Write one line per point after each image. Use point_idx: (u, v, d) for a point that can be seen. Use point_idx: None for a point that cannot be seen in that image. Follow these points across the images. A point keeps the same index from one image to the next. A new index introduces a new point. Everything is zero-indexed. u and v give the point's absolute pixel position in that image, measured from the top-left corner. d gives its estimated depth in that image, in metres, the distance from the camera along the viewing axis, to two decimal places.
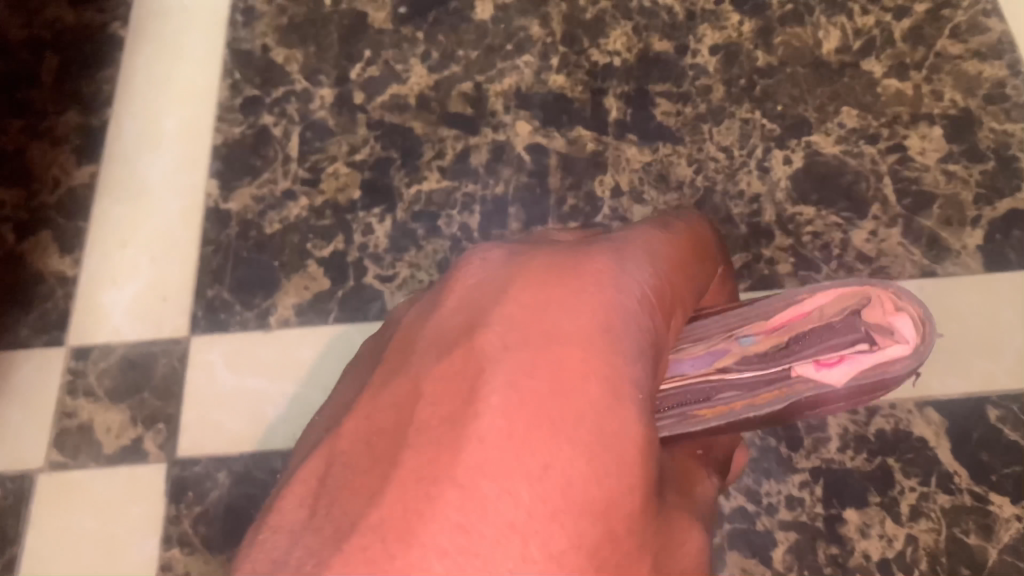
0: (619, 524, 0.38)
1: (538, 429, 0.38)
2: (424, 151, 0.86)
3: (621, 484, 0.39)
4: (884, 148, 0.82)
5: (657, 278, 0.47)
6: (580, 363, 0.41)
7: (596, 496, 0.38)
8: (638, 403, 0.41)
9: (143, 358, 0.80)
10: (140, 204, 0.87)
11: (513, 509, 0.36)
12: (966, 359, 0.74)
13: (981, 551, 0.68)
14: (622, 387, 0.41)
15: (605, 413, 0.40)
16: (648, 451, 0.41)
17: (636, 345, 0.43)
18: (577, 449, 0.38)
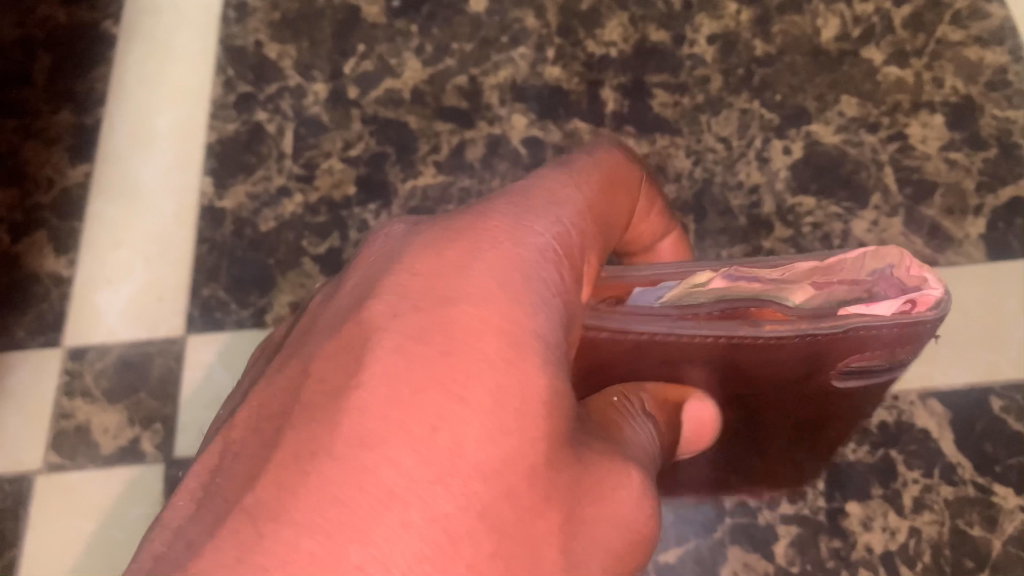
0: (520, 495, 0.38)
1: (424, 393, 0.37)
2: (419, 146, 0.85)
3: (517, 443, 0.38)
4: (884, 136, 0.81)
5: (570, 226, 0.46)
6: (475, 319, 0.40)
7: (490, 468, 0.37)
8: (540, 356, 0.40)
9: (140, 359, 0.79)
10: (134, 204, 0.86)
11: (393, 478, 0.35)
12: (969, 349, 0.73)
13: (985, 543, 0.67)
14: (522, 341, 0.40)
15: (500, 372, 0.39)
16: (552, 404, 0.40)
17: (542, 295, 0.42)
18: (469, 408, 0.37)
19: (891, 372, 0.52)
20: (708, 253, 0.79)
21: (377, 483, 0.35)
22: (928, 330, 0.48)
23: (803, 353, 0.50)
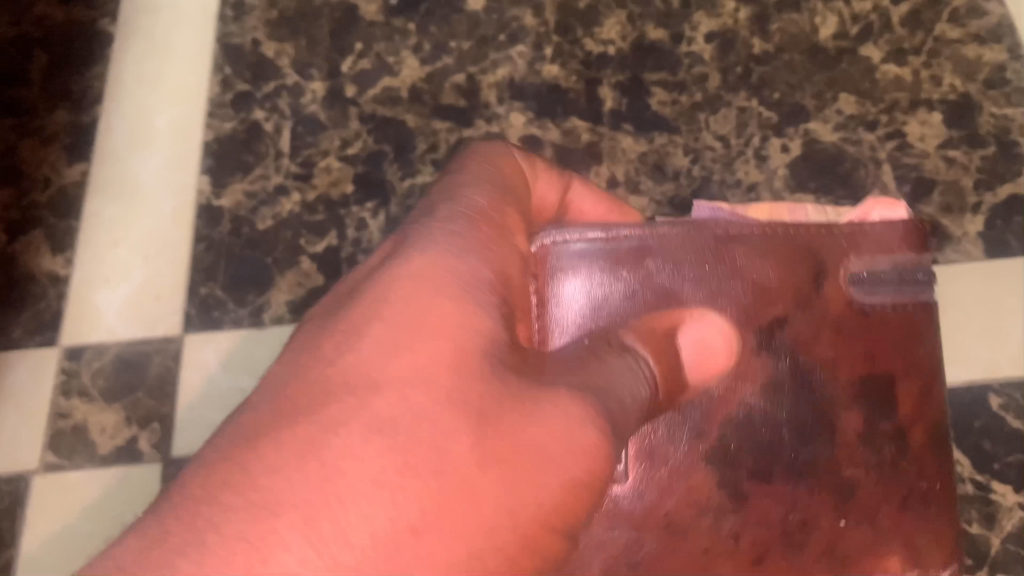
0: (428, 396, 0.42)
1: (334, 334, 0.44)
2: (417, 144, 0.85)
3: (411, 353, 0.43)
4: (882, 134, 0.81)
5: (482, 197, 0.53)
6: (382, 273, 0.47)
7: (416, 398, 0.41)
8: (441, 288, 0.46)
9: (137, 358, 0.79)
10: (132, 203, 0.86)
11: (293, 398, 0.41)
12: (967, 347, 0.73)
13: (984, 541, 0.67)
14: (423, 273, 0.46)
15: (398, 304, 0.45)
16: (458, 326, 0.45)
17: (445, 243, 0.48)
18: (368, 335, 0.43)
19: (909, 291, 0.57)
20: None
21: (312, 423, 0.40)
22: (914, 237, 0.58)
23: (790, 250, 0.57)
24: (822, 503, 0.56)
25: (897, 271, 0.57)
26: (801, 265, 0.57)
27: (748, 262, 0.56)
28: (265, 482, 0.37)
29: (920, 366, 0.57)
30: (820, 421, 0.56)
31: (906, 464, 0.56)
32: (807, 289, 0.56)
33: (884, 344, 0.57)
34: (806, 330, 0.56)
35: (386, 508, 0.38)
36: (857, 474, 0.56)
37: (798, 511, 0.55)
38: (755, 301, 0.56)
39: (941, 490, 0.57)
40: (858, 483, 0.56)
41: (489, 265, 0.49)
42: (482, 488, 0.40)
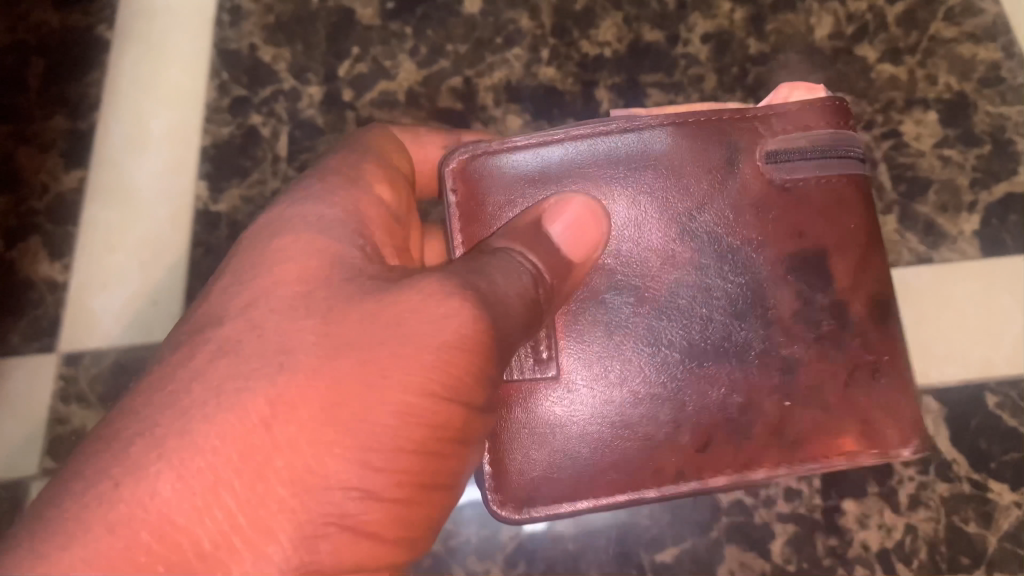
0: (283, 315, 0.50)
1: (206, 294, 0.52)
2: None
3: (266, 288, 0.51)
4: (878, 134, 0.82)
5: (339, 174, 0.62)
6: (252, 237, 0.56)
7: (266, 315, 0.50)
8: (290, 236, 0.55)
9: (135, 363, 0.79)
10: (129, 207, 0.86)
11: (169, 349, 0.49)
12: (963, 346, 0.73)
13: (980, 540, 0.67)
14: (278, 230, 0.55)
15: (257, 256, 0.53)
16: (309, 255, 0.53)
17: (298, 208, 0.58)
18: (231, 287, 0.52)
19: (834, 162, 0.61)
20: None
21: (169, 370, 0.47)
22: (831, 109, 0.62)
23: (699, 134, 0.61)
24: (766, 387, 0.60)
25: (817, 149, 0.61)
26: (713, 150, 0.61)
27: (657, 153, 0.61)
28: (124, 425, 0.45)
29: (850, 239, 0.61)
30: (748, 300, 0.60)
31: (850, 339, 0.60)
32: (721, 172, 0.61)
33: (814, 221, 0.61)
34: (726, 210, 0.61)
35: (235, 416, 0.45)
36: (792, 352, 0.60)
37: (744, 398, 0.60)
38: (668, 183, 0.61)
39: (892, 363, 0.60)
40: (799, 363, 0.60)
41: (342, 214, 0.58)
42: (335, 372, 0.47)
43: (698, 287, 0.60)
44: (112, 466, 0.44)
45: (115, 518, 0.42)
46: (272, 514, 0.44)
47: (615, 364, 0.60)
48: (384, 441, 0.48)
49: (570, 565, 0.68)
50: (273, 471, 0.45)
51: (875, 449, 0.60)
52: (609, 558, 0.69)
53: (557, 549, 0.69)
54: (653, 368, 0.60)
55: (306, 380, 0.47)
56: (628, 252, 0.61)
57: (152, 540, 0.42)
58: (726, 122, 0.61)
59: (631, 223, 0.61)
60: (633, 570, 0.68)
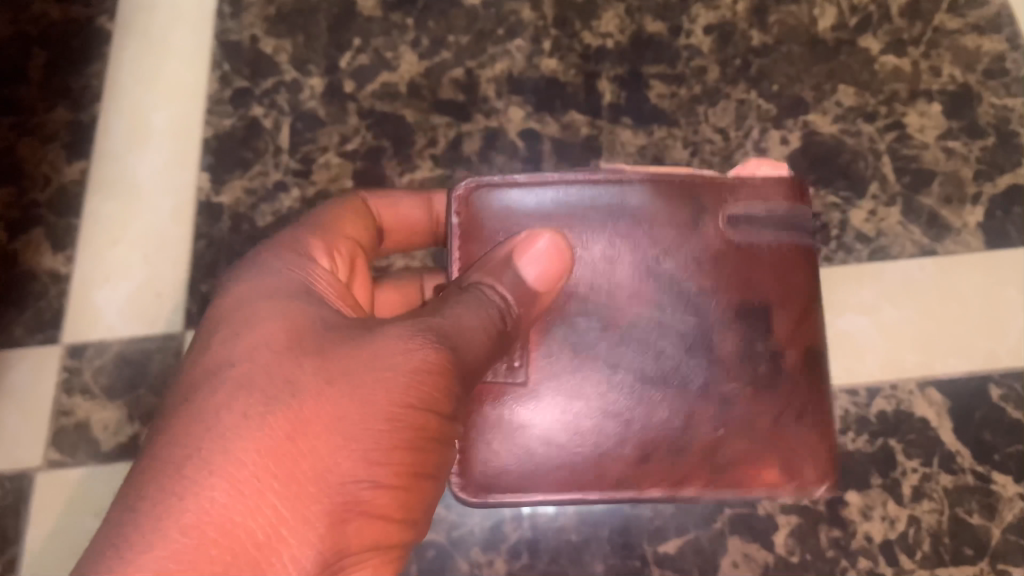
0: (276, 357, 0.50)
1: (206, 343, 0.53)
2: (415, 139, 0.85)
3: (257, 338, 0.52)
4: (882, 126, 0.81)
5: (299, 239, 0.63)
6: (237, 297, 0.56)
7: (263, 356, 0.50)
8: (267, 297, 0.56)
9: (139, 355, 0.79)
10: (130, 200, 0.86)
11: (186, 390, 0.50)
12: (967, 338, 0.73)
13: (985, 531, 0.68)
14: (261, 290, 0.56)
15: (241, 314, 0.54)
16: (289, 311, 0.54)
17: (265, 272, 0.59)
18: (230, 337, 0.52)
19: (787, 233, 0.64)
20: None
21: (193, 404, 0.48)
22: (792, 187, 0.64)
23: (672, 196, 0.64)
24: (711, 415, 0.61)
25: (773, 218, 0.63)
26: (683, 210, 0.64)
27: (634, 205, 0.64)
28: (169, 450, 0.46)
29: (795, 298, 0.63)
30: (710, 338, 0.62)
31: (784, 381, 0.62)
32: (688, 227, 0.64)
33: (764, 275, 0.63)
34: (688, 261, 0.63)
35: (262, 431, 0.46)
36: (740, 382, 0.61)
37: (688, 421, 0.61)
38: (638, 236, 0.64)
39: (815, 408, 0.62)
40: (738, 397, 0.61)
41: (300, 283, 0.58)
42: (337, 393, 0.49)
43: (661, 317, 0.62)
44: (166, 482, 0.45)
45: (187, 522, 0.43)
46: (309, 506, 0.45)
47: (577, 381, 0.62)
48: (383, 443, 0.48)
49: (574, 557, 0.68)
50: (299, 477, 0.46)
51: (790, 481, 0.61)
52: (613, 550, 0.68)
53: (560, 540, 0.69)
54: (607, 392, 0.61)
55: (315, 400, 0.48)
56: (597, 287, 0.63)
57: (218, 537, 0.43)
58: (697, 185, 0.64)
59: (602, 267, 0.63)
60: (636, 562, 0.68)
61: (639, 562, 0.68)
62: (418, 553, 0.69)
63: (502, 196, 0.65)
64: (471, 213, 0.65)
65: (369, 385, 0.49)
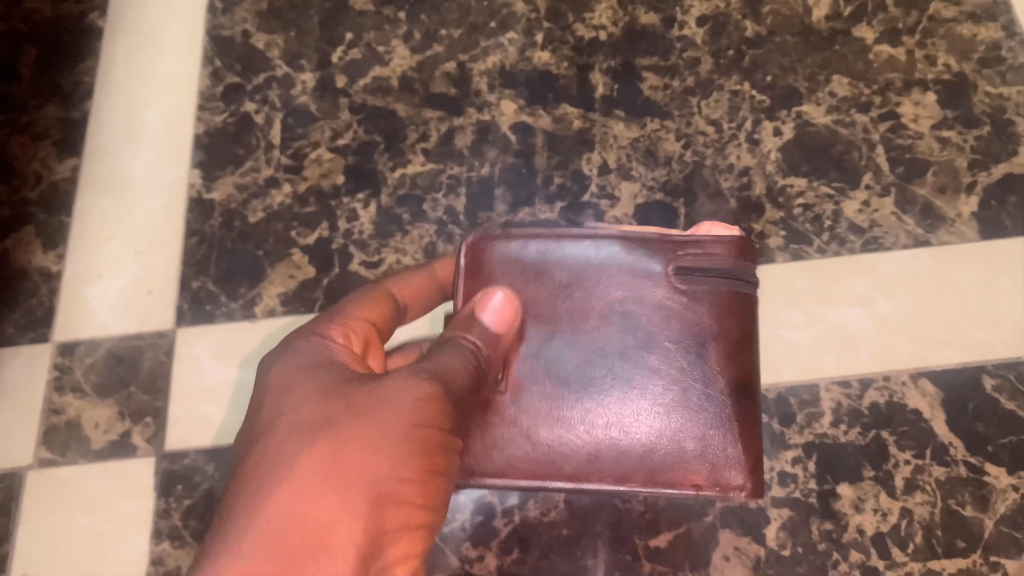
0: (309, 398, 0.52)
1: (251, 404, 0.55)
2: (407, 134, 0.85)
3: (291, 389, 0.53)
4: (876, 116, 0.81)
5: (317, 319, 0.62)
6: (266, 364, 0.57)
7: (299, 401, 0.52)
8: (293, 356, 0.57)
9: (130, 353, 0.79)
10: (123, 197, 0.86)
11: (239, 442, 0.52)
12: (962, 329, 0.72)
13: (977, 524, 0.67)
14: (287, 353, 0.57)
15: (273, 376, 0.56)
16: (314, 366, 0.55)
17: (288, 345, 0.58)
18: (267, 393, 0.54)
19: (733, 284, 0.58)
20: None
21: (249, 447, 0.50)
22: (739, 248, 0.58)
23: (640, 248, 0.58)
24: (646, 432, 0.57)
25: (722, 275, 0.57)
26: (642, 260, 0.58)
27: (606, 257, 0.59)
28: (235, 488, 0.48)
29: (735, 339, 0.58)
30: (651, 361, 0.57)
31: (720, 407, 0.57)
32: (644, 274, 0.58)
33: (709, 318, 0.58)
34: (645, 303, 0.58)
35: (307, 455, 0.48)
36: (674, 403, 0.57)
37: (625, 437, 0.57)
38: (607, 281, 0.59)
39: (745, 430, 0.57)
40: (669, 411, 0.57)
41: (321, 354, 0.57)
42: (364, 421, 0.50)
43: (604, 344, 0.58)
44: (237, 510, 0.47)
45: (258, 534, 0.45)
46: (359, 506, 0.47)
47: (537, 389, 0.58)
48: (408, 452, 0.49)
49: (565, 551, 0.68)
50: (348, 486, 0.47)
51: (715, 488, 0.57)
52: (605, 544, 0.68)
53: (551, 535, 0.69)
54: (562, 403, 0.57)
55: (348, 429, 0.49)
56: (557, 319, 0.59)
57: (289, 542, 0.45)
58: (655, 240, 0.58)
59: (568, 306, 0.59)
60: (627, 556, 0.68)
61: (629, 554, 0.68)
62: None
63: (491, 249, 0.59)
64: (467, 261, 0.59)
65: (396, 411, 0.50)
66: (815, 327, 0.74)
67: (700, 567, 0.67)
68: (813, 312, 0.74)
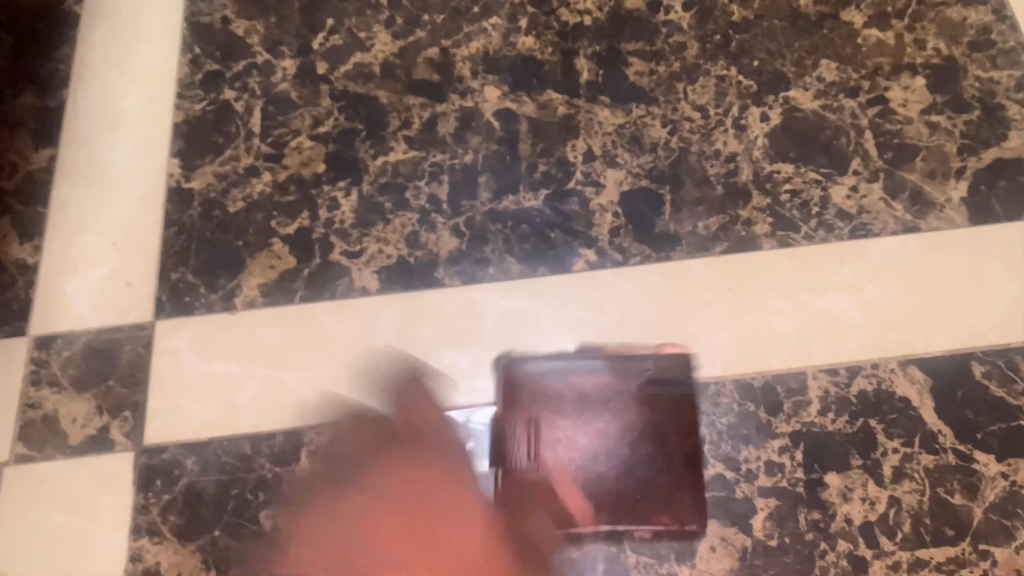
0: (390, 550, 0.65)
1: (320, 547, 0.67)
2: (389, 121, 0.83)
3: (371, 539, 0.66)
4: (864, 100, 0.80)
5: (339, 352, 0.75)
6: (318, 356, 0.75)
7: (375, 544, 0.66)
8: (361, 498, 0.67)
9: (109, 345, 0.77)
10: (100, 188, 0.84)
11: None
12: (951, 316, 0.71)
13: (966, 512, 0.66)
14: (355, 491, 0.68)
15: (342, 520, 0.67)
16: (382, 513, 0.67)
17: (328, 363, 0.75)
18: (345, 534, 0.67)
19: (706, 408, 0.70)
20: (684, 225, 0.77)
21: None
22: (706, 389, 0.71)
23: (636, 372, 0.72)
24: (623, 476, 0.69)
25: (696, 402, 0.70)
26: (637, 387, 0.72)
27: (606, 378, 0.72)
28: None
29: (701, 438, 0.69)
30: (638, 424, 0.70)
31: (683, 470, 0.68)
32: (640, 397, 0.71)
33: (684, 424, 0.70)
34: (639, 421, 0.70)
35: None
36: (649, 460, 0.69)
37: (604, 473, 0.69)
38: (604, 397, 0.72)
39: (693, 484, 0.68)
40: (643, 461, 0.69)
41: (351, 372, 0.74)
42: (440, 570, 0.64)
43: (606, 402, 0.72)
44: None
45: None
46: None
47: (550, 426, 0.71)
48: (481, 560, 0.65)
49: (549, 543, 0.67)
50: None
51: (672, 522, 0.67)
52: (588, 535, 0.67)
53: (535, 527, 0.68)
54: (564, 444, 0.71)
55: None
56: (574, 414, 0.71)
57: None
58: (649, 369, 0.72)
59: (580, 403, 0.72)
60: (613, 547, 0.67)
61: (614, 545, 0.67)
62: None
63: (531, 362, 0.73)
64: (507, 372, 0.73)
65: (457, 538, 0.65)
66: (803, 314, 0.73)
67: (687, 558, 0.66)
68: (801, 299, 0.73)
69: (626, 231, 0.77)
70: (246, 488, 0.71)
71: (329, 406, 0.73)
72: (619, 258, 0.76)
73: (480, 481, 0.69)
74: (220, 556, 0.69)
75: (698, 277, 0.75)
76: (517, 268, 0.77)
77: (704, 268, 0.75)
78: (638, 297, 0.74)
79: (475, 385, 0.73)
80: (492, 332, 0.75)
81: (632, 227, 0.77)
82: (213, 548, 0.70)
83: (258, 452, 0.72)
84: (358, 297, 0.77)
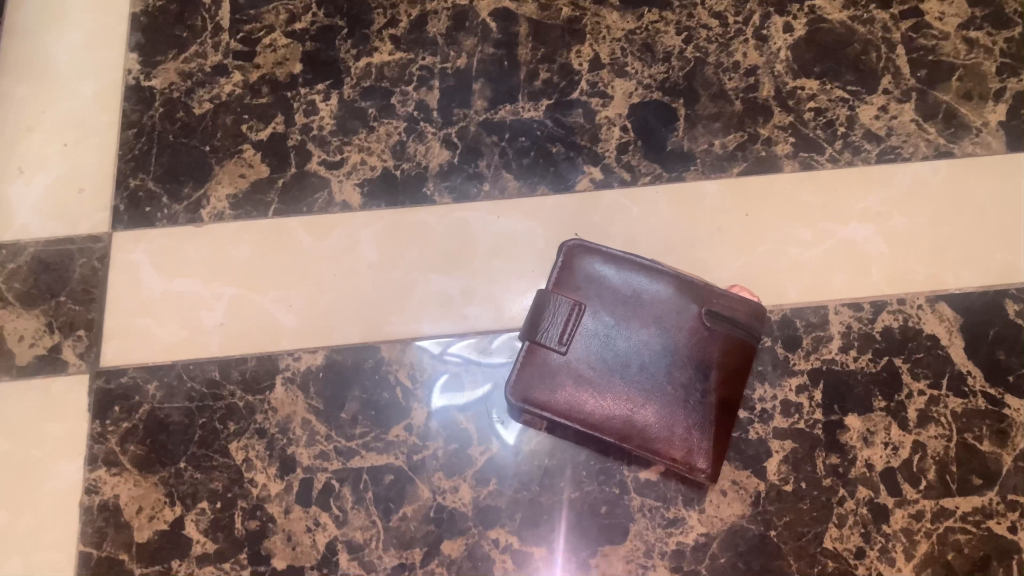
0: None
1: None
2: (373, 18, 0.75)
3: None
4: (897, 13, 0.73)
5: (318, 265, 0.68)
6: (294, 266, 0.68)
7: None
8: None
9: (58, 258, 0.69)
10: (48, 83, 0.75)
11: None
12: (985, 250, 0.66)
13: (994, 459, 0.62)
14: None
15: None
16: None
17: (306, 278, 0.68)
18: None
19: (746, 333, 0.59)
20: (698, 143, 0.70)
21: None
22: (756, 314, 0.59)
23: (691, 291, 0.60)
24: (651, 390, 0.59)
25: (733, 317, 0.59)
26: (691, 306, 0.59)
27: (659, 291, 0.60)
28: None
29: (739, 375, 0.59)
30: (686, 349, 0.59)
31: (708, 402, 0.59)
32: (691, 313, 0.59)
33: (728, 355, 0.59)
34: (684, 340, 0.59)
35: None
36: (684, 386, 0.59)
37: (632, 382, 0.59)
38: (657, 311, 0.60)
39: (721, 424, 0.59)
40: (675, 385, 0.59)
41: (329, 290, 0.68)
42: None
43: (659, 312, 0.60)
44: None
45: None
46: None
47: (595, 314, 0.60)
48: None
49: (546, 483, 0.62)
50: None
51: (689, 456, 0.58)
52: (589, 473, 0.62)
53: (531, 465, 0.63)
54: (601, 339, 0.60)
55: None
56: (620, 322, 0.60)
57: None
58: (702, 286, 0.60)
59: (628, 310, 0.60)
60: (615, 489, 0.62)
61: (618, 486, 0.62)
62: (376, 479, 0.63)
63: (589, 256, 0.61)
64: (565, 265, 0.61)
65: None
66: (823, 243, 0.67)
67: (694, 503, 0.62)
68: (822, 228, 0.67)
69: (634, 147, 0.70)
70: (215, 418, 0.65)
71: (306, 330, 0.67)
72: (626, 177, 0.69)
73: (475, 416, 0.64)
74: (185, 490, 0.64)
75: (713, 197, 0.68)
76: (513, 186, 0.70)
77: (718, 190, 0.69)
78: (646, 221, 0.68)
79: (466, 312, 0.67)
80: (485, 255, 0.68)
81: (641, 137, 0.70)
82: (177, 481, 0.64)
83: (227, 378, 0.66)
84: (339, 212, 0.70)
